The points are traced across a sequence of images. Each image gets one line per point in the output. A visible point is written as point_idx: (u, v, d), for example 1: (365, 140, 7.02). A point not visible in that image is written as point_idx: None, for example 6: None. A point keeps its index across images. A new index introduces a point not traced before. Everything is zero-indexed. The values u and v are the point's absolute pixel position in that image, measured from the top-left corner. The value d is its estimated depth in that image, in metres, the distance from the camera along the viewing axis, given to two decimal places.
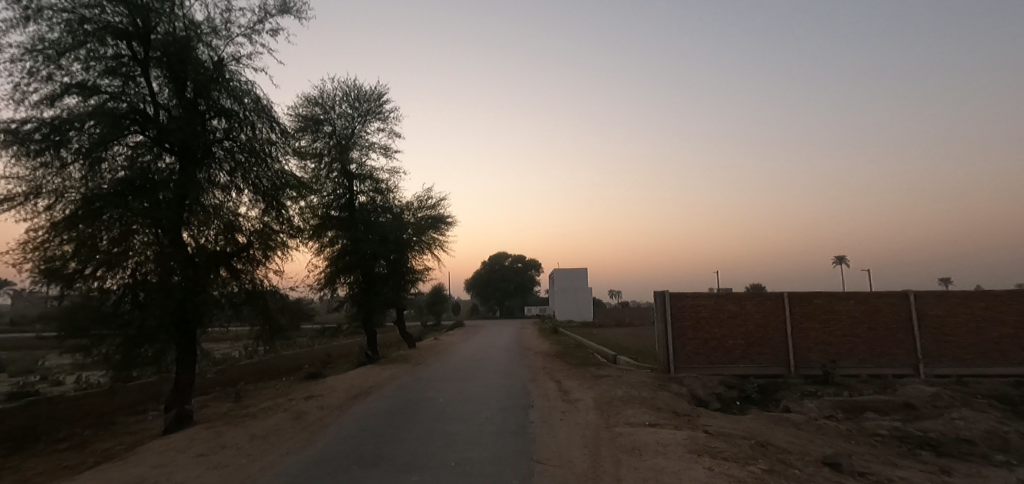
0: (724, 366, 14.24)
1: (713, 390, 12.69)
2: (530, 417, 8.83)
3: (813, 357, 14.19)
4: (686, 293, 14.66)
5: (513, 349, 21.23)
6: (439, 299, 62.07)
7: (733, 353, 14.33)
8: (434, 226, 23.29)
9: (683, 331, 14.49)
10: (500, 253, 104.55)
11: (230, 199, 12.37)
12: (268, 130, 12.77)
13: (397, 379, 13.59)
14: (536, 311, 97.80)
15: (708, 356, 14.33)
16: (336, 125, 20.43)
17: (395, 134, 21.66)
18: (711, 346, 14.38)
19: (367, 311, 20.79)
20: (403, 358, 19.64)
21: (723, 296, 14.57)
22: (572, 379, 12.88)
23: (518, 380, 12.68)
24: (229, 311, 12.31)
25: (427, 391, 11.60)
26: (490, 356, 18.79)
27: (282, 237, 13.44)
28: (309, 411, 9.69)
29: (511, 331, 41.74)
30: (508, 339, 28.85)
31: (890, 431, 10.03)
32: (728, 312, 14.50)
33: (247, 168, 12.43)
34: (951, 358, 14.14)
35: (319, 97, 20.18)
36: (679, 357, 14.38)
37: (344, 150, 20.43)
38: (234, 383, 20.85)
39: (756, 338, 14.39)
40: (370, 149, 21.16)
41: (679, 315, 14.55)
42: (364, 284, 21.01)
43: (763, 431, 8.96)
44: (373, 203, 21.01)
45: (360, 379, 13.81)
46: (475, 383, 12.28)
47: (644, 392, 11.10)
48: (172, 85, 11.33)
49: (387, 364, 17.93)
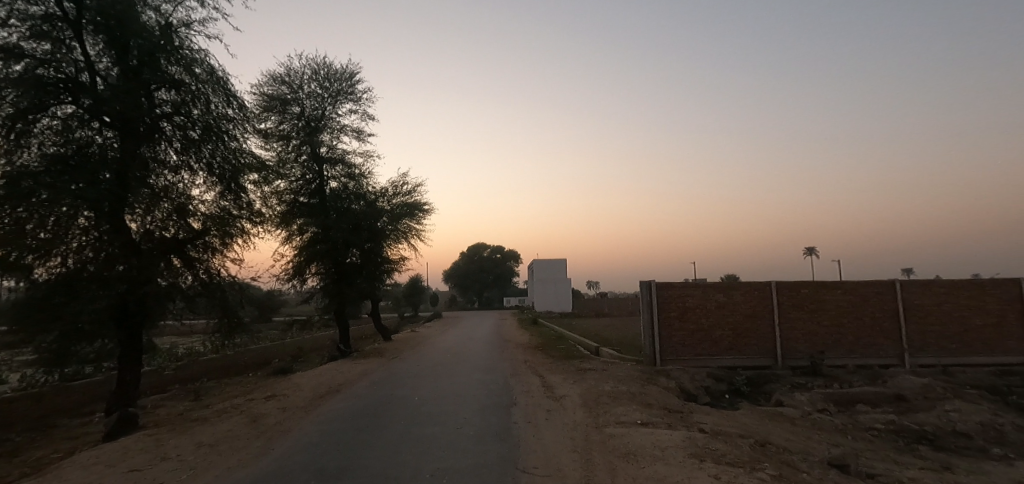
0: (711, 358, 13.79)
1: (701, 383, 12.20)
2: (512, 417, 8.11)
3: (801, 348, 13.84)
4: (673, 283, 14.14)
5: (492, 342, 20.52)
6: (416, 290, 61.02)
7: (720, 344, 13.88)
8: (410, 213, 22.26)
9: (670, 322, 13.98)
10: (478, 244, 103.69)
11: (182, 180, 11.26)
12: (224, 105, 11.65)
13: (368, 375, 12.71)
14: (515, 302, 97.38)
15: (695, 348, 13.86)
16: (304, 105, 19.24)
17: (369, 116, 20.48)
18: (697, 337, 13.90)
19: (339, 303, 19.77)
20: (376, 352, 18.71)
21: (710, 286, 14.10)
22: (555, 373, 12.22)
23: (499, 376, 11.96)
24: (182, 303, 11.24)
25: (401, 389, 10.78)
26: (469, 349, 18.01)
27: (243, 223, 12.37)
28: (269, 412, 8.80)
29: (490, 322, 41.15)
30: (487, 331, 28.13)
31: (885, 424, 9.63)
32: (715, 302, 14.04)
33: (200, 146, 11.33)
34: (937, 348, 13.95)
35: (285, 75, 18.94)
36: (665, 349, 13.87)
37: (314, 132, 19.26)
38: (197, 380, 19.66)
39: (743, 329, 13.96)
40: (342, 133, 20.01)
41: (665, 305, 14.03)
42: (335, 275, 19.96)
43: (760, 428, 8.43)
44: (346, 190, 19.85)
45: (328, 376, 12.88)
46: (453, 379, 11.48)
47: (632, 387, 10.51)
48: (111, 51, 10.18)
49: (359, 359, 17.01)
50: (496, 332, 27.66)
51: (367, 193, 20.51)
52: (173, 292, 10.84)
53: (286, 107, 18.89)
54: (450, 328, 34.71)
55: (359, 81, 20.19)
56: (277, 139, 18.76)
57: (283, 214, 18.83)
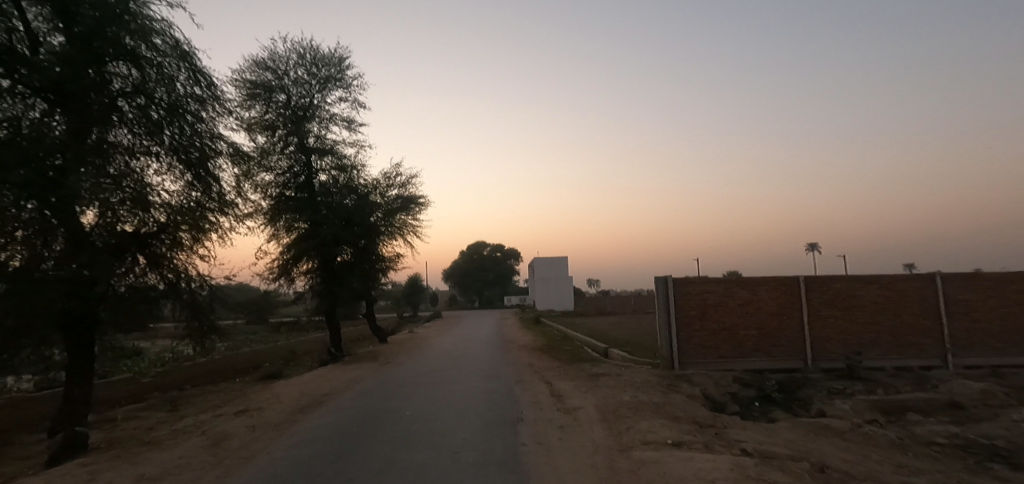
0: (735, 360, 12.56)
1: (727, 390, 10.98)
2: (520, 438, 6.84)
3: (834, 348, 12.61)
4: (692, 279, 12.91)
5: (494, 344, 19.29)
6: (416, 290, 59.88)
7: (744, 346, 12.65)
8: (405, 208, 21.00)
9: (689, 322, 12.75)
10: (479, 243, 102.64)
11: (143, 167, 10.00)
12: (192, 83, 10.44)
13: (357, 384, 11.48)
14: (516, 301, 96.12)
15: (717, 350, 12.64)
16: (291, 93, 17.99)
17: (360, 104, 19.19)
18: (719, 338, 12.68)
19: (329, 304, 18.51)
20: (370, 356, 17.46)
21: (733, 282, 12.87)
22: (566, 380, 10.99)
23: (502, 383, 10.72)
24: (143, 306, 9.96)
25: (393, 400, 9.56)
26: (470, 352, 16.78)
27: (214, 216, 11.18)
28: (235, 432, 7.56)
29: (492, 322, 40.02)
30: (489, 332, 26.92)
31: (948, 438, 8.38)
32: (738, 300, 12.81)
33: (164, 129, 10.11)
34: (982, 347, 12.73)
35: (270, 60, 17.68)
36: (685, 351, 12.65)
37: (300, 121, 17.99)
38: (180, 387, 18.45)
39: (770, 329, 12.72)
40: (332, 122, 18.75)
41: (683, 303, 12.81)
42: (326, 274, 18.68)
43: (810, 447, 7.19)
44: (336, 183, 18.53)
45: (313, 385, 11.63)
46: (451, 388, 10.24)
47: (654, 396, 9.26)
48: (57, 18, 8.79)
49: (351, 364, 15.77)
50: (498, 332, 26.45)
51: (359, 187, 19.20)
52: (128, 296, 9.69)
53: (271, 95, 17.67)
54: (450, 329, 33.49)
55: (349, 67, 18.92)
56: (261, 129, 17.53)
57: (268, 210, 17.56)
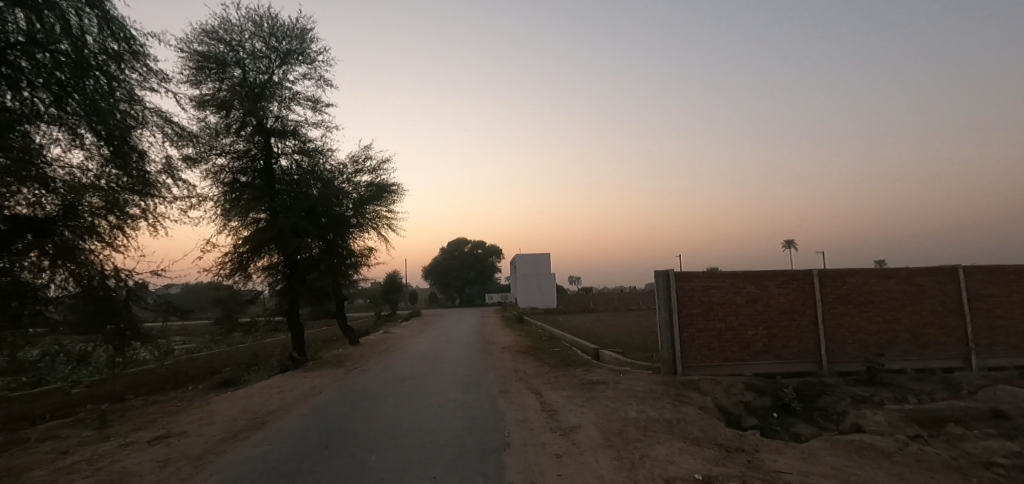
0: (744, 364, 11.23)
1: (740, 399, 9.61)
2: (505, 474, 5.32)
3: (850, 350, 11.37)
4: (695, 273, 11.56)
5: (474, 345, 17.75)
6: (394, 288, 57.81)
7: (753, 347, 11.33)
8: (377, 196, 19.20)
9: (692, 322, 11.38)
10: (459, 240, 100.80)
11: (41, 137, 8.26)
12: (105, 37, 8.62)
13: (312, 397, 9.80)
14: (497, 299, 94.58)
15: (724, 352, 11.30)
16: (247, 68, 16.33)
17: (325, 81, 17.39)
18: (726, 339, 11.34)
19: (291, 302, 16.77)
20: (336, 360, 15.74)
21: (739, 277, 11.55)
22: (556, 391, 9.49)
23: (482, 395, 9.18)
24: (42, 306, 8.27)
25: (350, 418, 7.93)
26: (448, 355, 15.20)
27: (136, 198, 9.46)
28: (136, 470, 5.85)
29: (473, 321, 38.33)
30: (470, 332, 25.34)
31: (1008, 457, 7.13)
32: (746, 297, 11.49)
33: (71, 92, 8.32)
34: (1008, 347, 11.65)
35: (222, 31, 15.85)
36: (687, 353, 11.28)
37: (257, 100, 16.25)
38: (121, 398, 16.46)
39: (782, 328, 11.42)
40: (294, 102, 17.00)
41: (685, 301, 11.45)
42: (287, 270, 16.87)
43: (864, 478, 5.80)
44: (298, 168, 16.81)
45: (260, 399, 9.91)
46: (421, 403, 8.66)
47: (663, 410, 7.82)
48: None
49: (313, 370, 14.04)
50: (478, 332, 24.89)
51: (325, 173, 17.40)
52: (11, 290, 8.01)
53: (224, 70, 15.99)
54: (428, 329, 31.79)
55: (313, 41, 17.18)
56: (213, 108, 15.80)
57: (220, 198, 15.81)
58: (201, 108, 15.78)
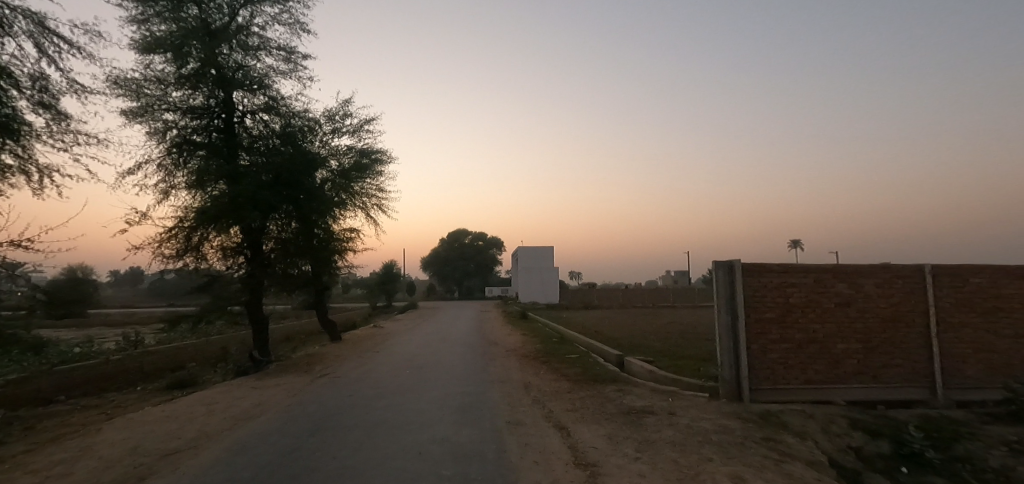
0: (833, 388, 8.44)
1: (847, 443, 6.80)
2: None
3: (971, 373, 8.59)
4: (769, 267, 8.75)
5: (474, 348, 14.97)
6: (389, 278, 54.93)
7: (846, 366, 8.53)
8: (361, 167, 16.31)
9: (764, 330, 8.58)
10: (460, 231, 98.19)
11: None
12: None
13: (243, 426, 6.96)
14: (497, 293, 91.88)
15: (805, 372, 8.50)
16: (206, 7, 13.51)
17: (301, 26, 14.53)
18: (808, 353, 8.54)
19: (254, 291, 13.92)
20: (306, 363, 12.96)
21: (827, 272, 8.75)
22: (589, 426, 6.67)
23: (485, 432, 6.35)
24: None
25: (279, 473, 5.10)
26: (442, 361, 12.39)
27: None
28: None
29: (471, 316, 35.51)
30: (468, 329, 22.56)
31: None
32: (836, 298, 8.68)
33: None
34: None
35: None
36: (758, 372, 8.49)
37: (216, 44, 13.45)
38: (47, 402, 13.65)
39: (882, 342, 8.61)
40: (263, 51, 14.32)
41: (756, 302, 8.63)
42: (249, 252, 13.98)
43: None
44: (267, 130, 14.00)
45: (172, 425, 7.09)
46: (390, 446, 5.82)
47: (769, 472, 5.02)
48: None
49: (271, 376, 11.24)
50: (477, 330, 22.15)
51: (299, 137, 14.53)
52: None
53: (177, 7, 13.13)
54: (423, 323, 29.06)
55: None
56: (163, 52, 12.98)
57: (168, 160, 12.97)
58: (147, 52, 12.99)
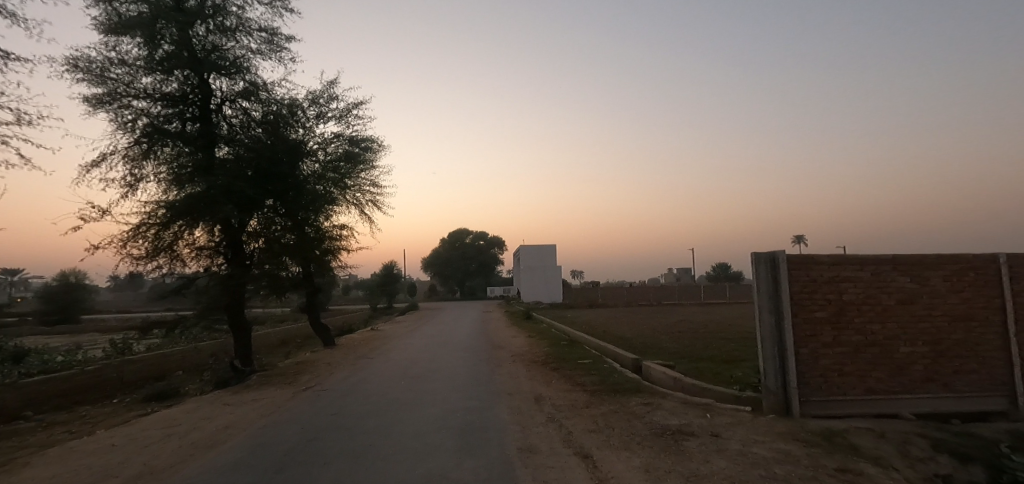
0: (896, 399, 7.25)
1: (933, 469, 5.58)
2: None
3: None
4: (819, 258, 7.54)
5: (476, 353, 13.79)
6: (390, 279, 53.77)
7: (912, 373, 7.33)
8: (352, 156, 15.10)
9: (816, 332, 7.36)
10: (461, 231, 97.16)
11: None
12: None
13: (199, 457, 5.75)
14: (499, 292, 90.69)
15: (864, 380, 7.29)
16: None
17: (283, 5, 13.41)
18: (868, 359, 7.33)
19: (236, 295, 12.71)
20: (292, 373, 11.77)
21: (886, 264, 7.56)
22: (620, 454, 5.45)
23: (493, 464, 5.14)
24: None
25: None
26: (441, 369, 11.20)
27: None
28: None
29: (473, 318, 34.38)
30: (470, 332, 21.37)
31: None
32: (898, 294, 7.47)
33: None
34: None
35: None
36: (809, 382, 7.27)
37: (189, 25, 12.32)
38: (11, 418, 12.45)
39: (952, 344, 7.40)
40: (242, 33, 13.20)
41: (805, 301, 7.42)
42: (228, 251, 12.80)
43: None
44: (247, 118, 12.89)
45: (116, 456, 5.89)
46: None
47: None
48: None
49: (250, 389, 10.05)
50: (479, 332, 20.92)
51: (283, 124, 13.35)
52: None
53: None
54: (422, 325, 27.84)
55: None
56: (129, 33, 11.84)
57: (136, 152, 11.81)
58: (112, 33, 11.84)
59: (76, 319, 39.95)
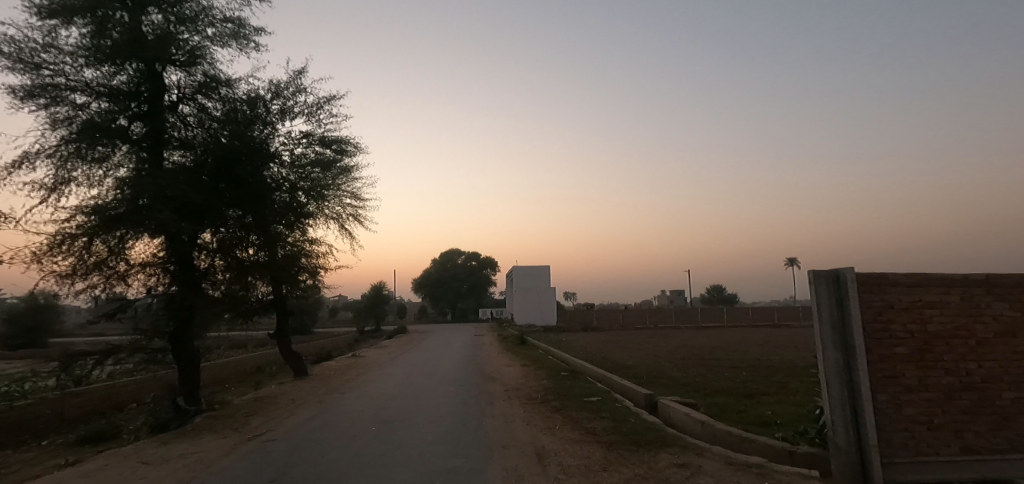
0: (1003, 461, 5.60)
1: None
2: None
3: None
4: (896, 278, 5.97)
5: (465, 388, 12.02)
6: (379, 300, 51.76)
7: (1019, 426, 5.71)
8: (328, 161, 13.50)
9: (896, 373, 5.74)
10: (454, 252, 95.57)
11: None
12: None
13: None
14: (492, 314, 88.55)
15: (960, 436, 5.65)
16: None
17: None
18: (964, 408, 5.71)
19: (181, 320, 10.86)
20: (243, 414, 9.93)
21: (977, 286, 6.01)
22: None
23: None
24: None
25: None
26: (422, 410, 9.43)
27: None
28: None
29: (464, 342, 32.51)
30: (459, 360, 19.55)
31: None
32: (994, 324, 5.91)
33: None
34: None
35: None
36: (891, 438, 5.61)
37: (141, 11, 10.82)
38: None
39: None
40: (203, 20, 11.65)
41: (882, 334, 5.81)
42: (176, 269, 10.95)
43: None
44: (205, 117, 11.32)
45: None
46: None
47: None
48: None
49: (185, 438, 8.21)
50: (469, 360, 19.11)
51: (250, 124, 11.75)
52: None
53: None
54: (409, 351, 25.94)
55: None
56: (67, 17, 10.26)
57: (69, 153, 10.07)
58: (47, 16, 10.25)
59: (42, 343, 37.56)
